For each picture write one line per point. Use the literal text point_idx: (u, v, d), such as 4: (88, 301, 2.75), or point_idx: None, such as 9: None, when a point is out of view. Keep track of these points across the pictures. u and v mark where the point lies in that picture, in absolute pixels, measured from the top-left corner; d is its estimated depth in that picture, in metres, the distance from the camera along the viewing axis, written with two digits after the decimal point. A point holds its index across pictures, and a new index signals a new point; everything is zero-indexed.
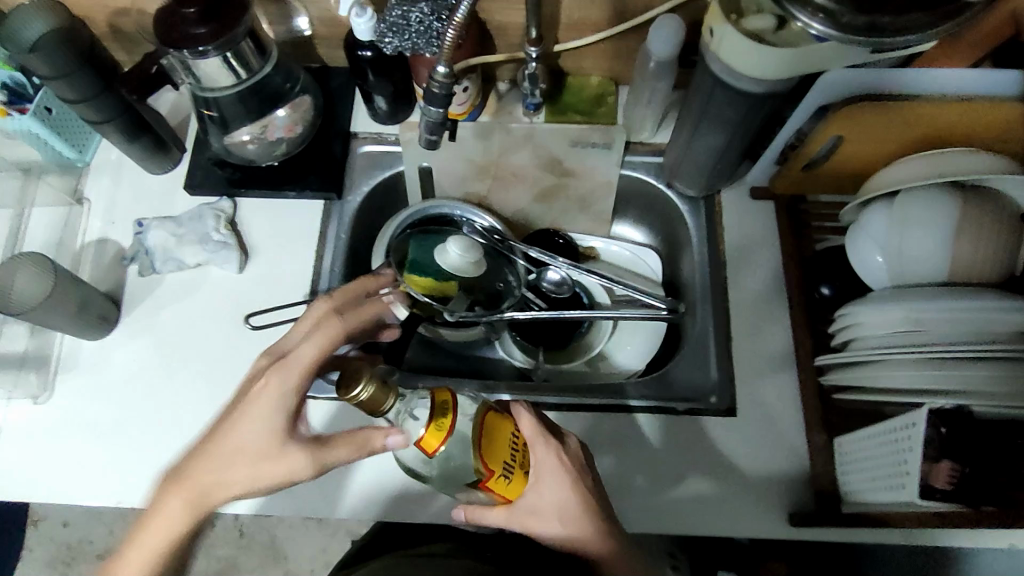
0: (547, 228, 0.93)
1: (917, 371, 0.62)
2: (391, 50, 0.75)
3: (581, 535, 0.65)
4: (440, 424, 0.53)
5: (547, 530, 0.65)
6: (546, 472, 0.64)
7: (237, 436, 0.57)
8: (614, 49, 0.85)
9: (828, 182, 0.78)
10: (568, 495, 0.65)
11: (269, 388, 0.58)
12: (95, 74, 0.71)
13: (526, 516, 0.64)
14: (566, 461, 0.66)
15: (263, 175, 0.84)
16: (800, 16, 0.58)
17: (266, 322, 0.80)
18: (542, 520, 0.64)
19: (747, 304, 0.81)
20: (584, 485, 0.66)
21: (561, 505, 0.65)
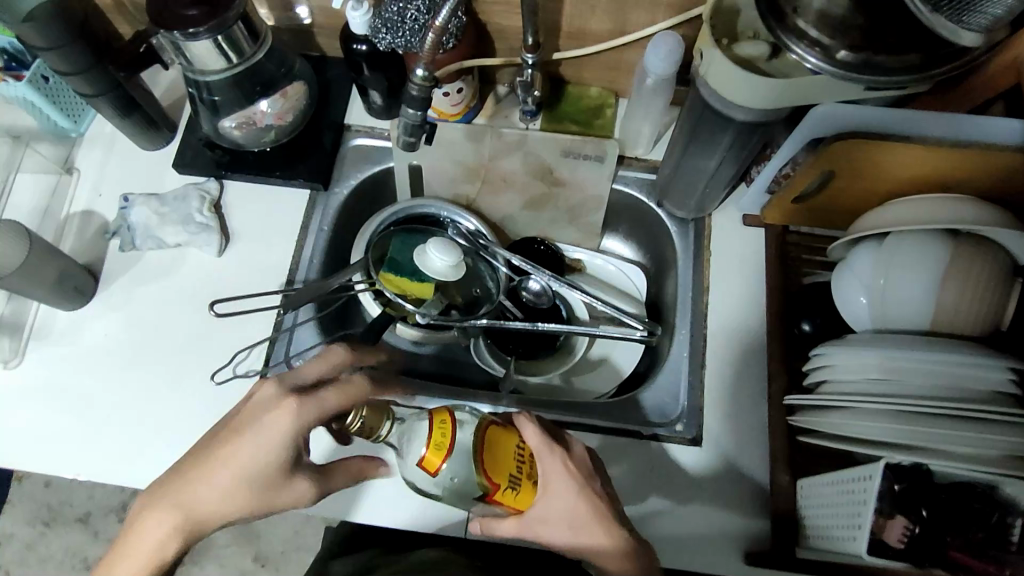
0: (531, 237, 0.92)
1: (882, 423, 0.60)
2: (385, 46, 0.74)
3: (597, 547, 0.63)
4: (439, 443, 0.59)
5: (559, 539, 0.64)
6: (552, 480, 0.63)
7: (231, 472, 0.59)
8: (616, 62, 0.83)
9: (817, 215, 0.76)
10: (578, 502, 0.63)
11: (277, 433, 0.58)
12: (86, 47, 0.71)
13: (537, 524, 0.64)
14: (574, 468, 0.64)
15: (251, 160, 0.84)
16: (790, 47, 0.56)
17: (229, 311, 0.80)
18: (553, 528, 0.63)
19: (726, 332, 0.80)
20: (595, 494, 0.64)
21: (572, 514, 0.63)
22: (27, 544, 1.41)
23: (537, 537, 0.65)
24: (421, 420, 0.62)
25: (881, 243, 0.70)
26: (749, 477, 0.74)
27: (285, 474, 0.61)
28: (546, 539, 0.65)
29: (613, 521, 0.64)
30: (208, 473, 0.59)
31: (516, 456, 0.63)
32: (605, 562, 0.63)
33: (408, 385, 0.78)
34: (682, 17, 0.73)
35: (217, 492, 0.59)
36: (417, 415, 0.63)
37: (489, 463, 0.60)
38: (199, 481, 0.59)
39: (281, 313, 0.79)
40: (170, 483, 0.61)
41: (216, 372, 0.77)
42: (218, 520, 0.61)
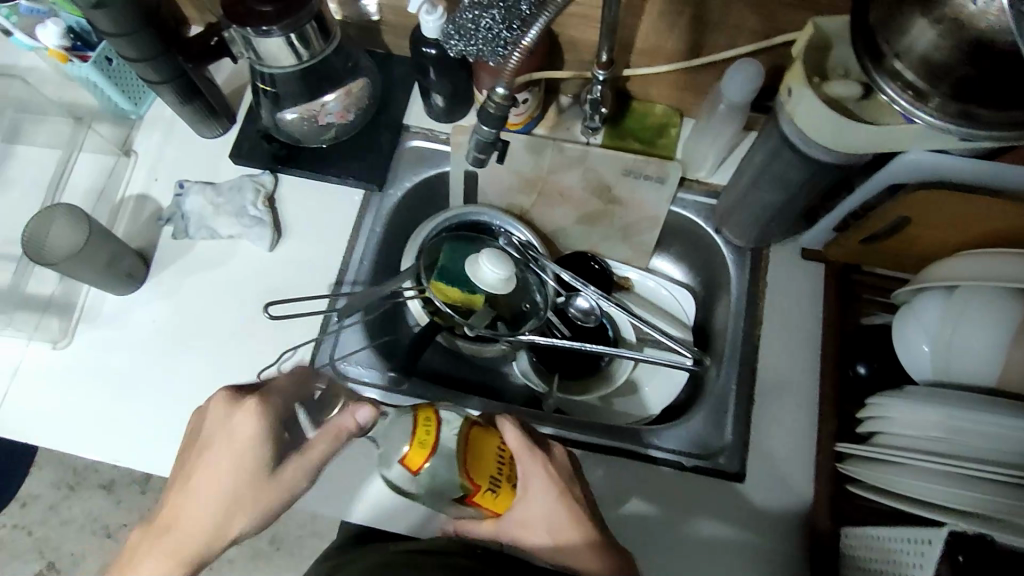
0: (583, 251, 0.90)
1: (939, 484, 0.59)
2: (455, 53, 0.73)
3: (573, 553, 0.63)
4: (423, 441, 0.59)
5: (535, 543, 0.64)
6: (531, 482, 0.64)
7: (215, 477, 0.61)
8: (685, 82, 0.81)
9: (884, 258, 0.74)
10: (556, 507, 0.63)
11: (241, 434, 0.60)
12: (155, 36, 0.69)
13: (515, 529, 0.64)
14: (553, 472, 0.65)
15: (310, 156, 0.84)
16: (886, 90, 0.53)
17: (286, 313, 0.79)
18: (531, 531, 0.63)
19: (776, 367, 0.78)
20: (573, 497, 0.65)
21: (551, 517, 0.63)
22: (51, 507, 1.43)
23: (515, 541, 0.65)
24: (405, 419, 0.63)
25: (950, 293, 0.68)
26: (791, 518, 0.72)
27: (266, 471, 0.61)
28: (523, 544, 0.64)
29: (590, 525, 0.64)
30: (194, 488, 0.61)
31: (497, 456, 0.64)
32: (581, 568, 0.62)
33: (449, 396, 0.78)
34: (762, 45, 0.71)
35: (207, 507, 0.61)
36: (403, 412, 0.64)
37: (474, 463, 0.61)
38: (185, 500, 0.62)
39: (327, 315, 0.79)
40: (173, 513, 0.62)
41: (262, 370, 0.76)
42: (212, 538, 0.61)
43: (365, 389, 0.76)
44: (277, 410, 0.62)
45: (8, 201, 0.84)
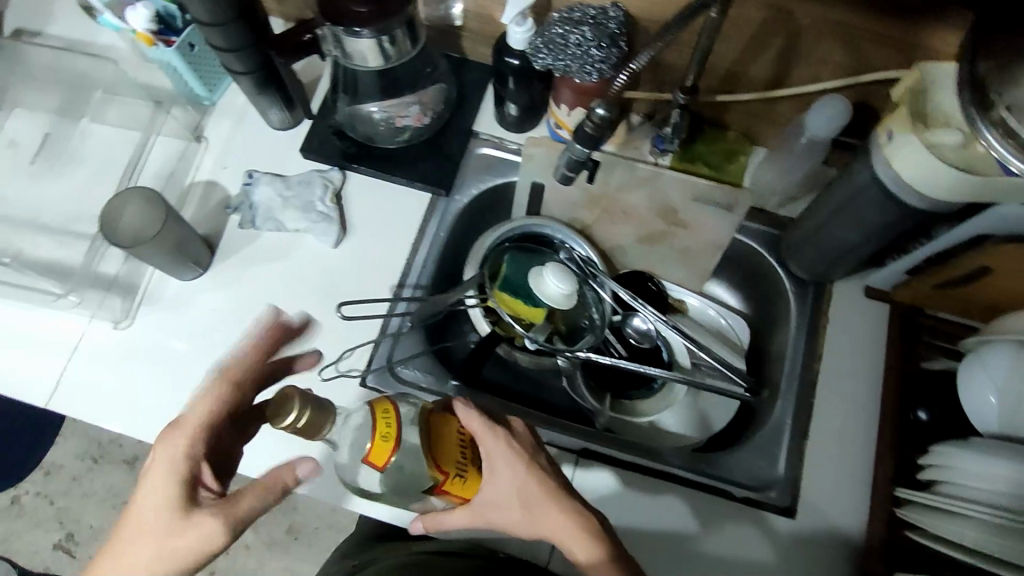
0: (640, 271, 0.91)
1: None
2: (541, 66, 0.73)
3: (554, 526, 0.63)
4: (386, 433, 0.55)
5: (508, 522, 0.63)
6: (495, 461, 0.63)
7: (134, 516, 0.54)
8: (763, 111, 0.81)
9: (954, 303, 0.74)
10: (524, 481, 0.63)
11: (159, 465, 0.54)
12: (247, 27, 0.70)
13: (487, 511, 0.63)
14: (516, 447, 0.65)
15: (379, 155, 0.84)
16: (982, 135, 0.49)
17: (359, 314, 0.79)
18: (503, 511, 0.63)
19: (833, 405, 0.77)
20: (542, 473, 0.65)
21: (520, 492, 0.63)
22: (74, 479, 1.44)
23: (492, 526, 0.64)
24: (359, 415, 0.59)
25: (1020, 347, 0.67)
26: (841, 560, 0.71)
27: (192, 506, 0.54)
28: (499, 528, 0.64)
29: (564, 495, 0.64)
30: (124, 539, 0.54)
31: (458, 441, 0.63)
32: (565, 541, 0.62)
33: (503, 408, 0.78)
34: (850, 82, 0.71)
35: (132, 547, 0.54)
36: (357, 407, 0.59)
37: (438, 450, 0.60)
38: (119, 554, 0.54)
39: (387, 318, 0.79)
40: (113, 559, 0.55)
41: (323, 368, 0.76)
42: None
43: (421, 394, 0.76)
44: (192, 435, 0.55)
45: (80, 178, 0.85)
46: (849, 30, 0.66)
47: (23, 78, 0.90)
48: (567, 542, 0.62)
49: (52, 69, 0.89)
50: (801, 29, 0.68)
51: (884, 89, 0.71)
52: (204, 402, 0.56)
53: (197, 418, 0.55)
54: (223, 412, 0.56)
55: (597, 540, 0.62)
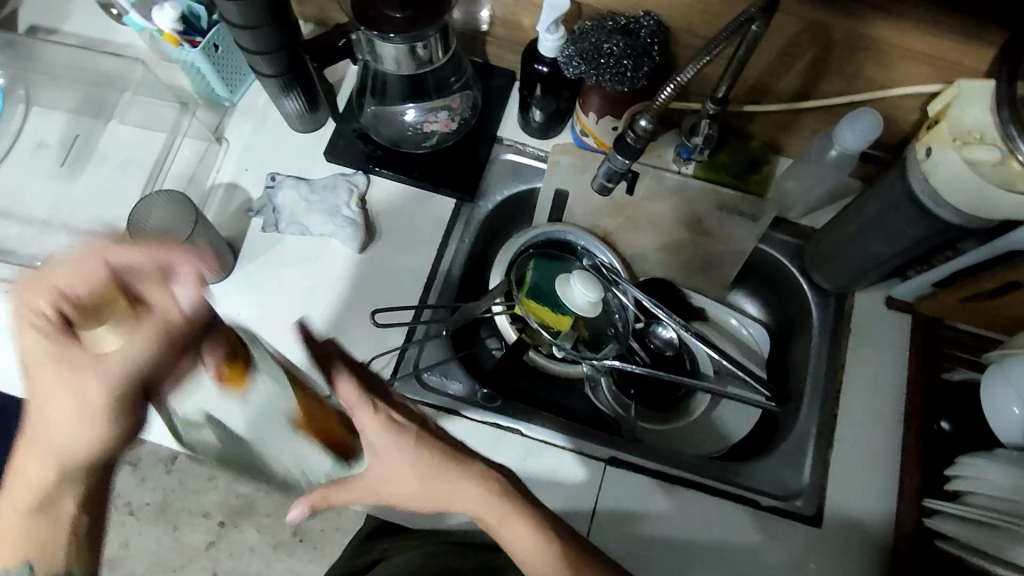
0: (662, 278, 0.89)
1: None
2: (573, 74, 0.73)
3: (469, 502, 0.57)
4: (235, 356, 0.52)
5: (419, 500, 0.58)
6: (373, 432, 0.57)
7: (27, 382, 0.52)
8: (788, 123, 0.81)
9: (977, 316, 0.74)
10: (413, 453, 0.57)
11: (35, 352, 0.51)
12: (281, 30, 0.69)
13: (381, 484, 0.58)
14: (395, 417, 0.58)
15: (402, 159, 0.83)
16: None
17: (391, 321, 0.79)
18: (402, 487, 0.58)
19: (857, 415, 0.78)
20: (443, 450, 0.59)
21: (415, 468, 0.57)
22: None
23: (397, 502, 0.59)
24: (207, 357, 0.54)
25: None
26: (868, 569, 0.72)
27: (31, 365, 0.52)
28: (408, 505, 0.59)
29: (477, 468, 0.59)
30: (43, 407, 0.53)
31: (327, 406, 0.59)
32: (480, 514, 0.57)
33: (529, 415, 0.77)
34: (879, 95, 0.71)
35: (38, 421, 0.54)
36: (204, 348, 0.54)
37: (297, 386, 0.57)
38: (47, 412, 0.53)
39: (413, 325, 0.78)
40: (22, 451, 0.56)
41: None
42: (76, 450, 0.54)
43: (449, 401, 0.76)
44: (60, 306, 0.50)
45: (101, 179, 0.84)
46: (883, 45, 0.67)
47: (39, 75, 0.89)
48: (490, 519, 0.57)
49: (72, 67, 0.88)
50: (834, 44, 0.68)
51: (913, 103, 0.72)
52: (71, 274, 0.50)
53: (57, 282, 0.50)
54: (83, 290, 0.51)
55: (529, 510, 0.57)
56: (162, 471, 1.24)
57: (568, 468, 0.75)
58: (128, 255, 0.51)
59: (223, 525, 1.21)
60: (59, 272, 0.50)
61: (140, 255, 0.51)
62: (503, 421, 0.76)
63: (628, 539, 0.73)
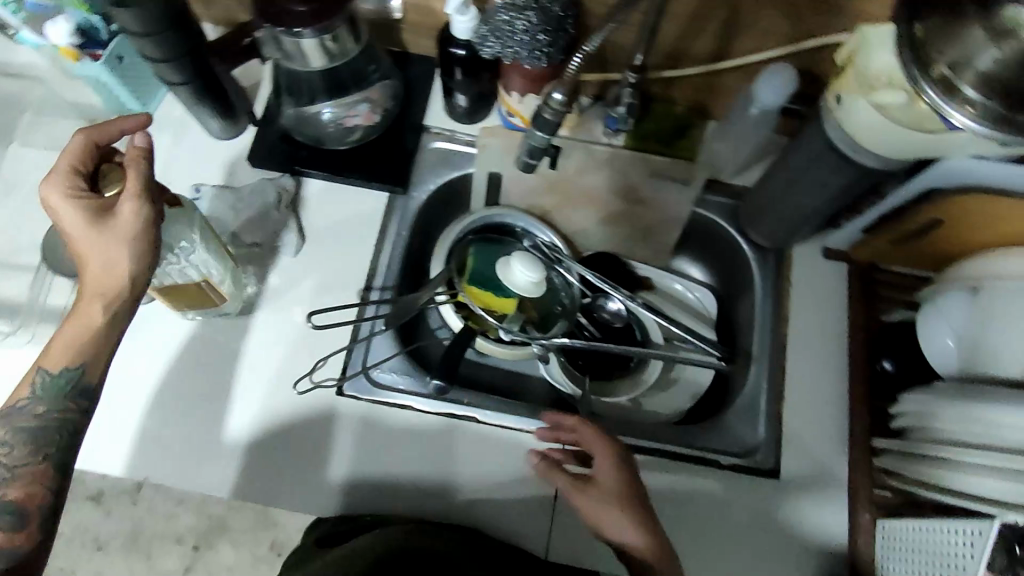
0: (606, 251, 0.90)
1: (989, 478, 0.59)
2: (489, 54, 0.72)
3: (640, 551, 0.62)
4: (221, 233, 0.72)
5: (604, 520, 0.64)
6: (599, 454, 0.66)
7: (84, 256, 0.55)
8: (709, 85, 0.82)
9: (907, 256, 0.76)
10: (621, 482, 0.65)
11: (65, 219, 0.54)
12: (182, 34, 0.66)
13: (589, 492, 0.65)
14: (620, 452, 0.67)
15: (330, 157, 0.81)
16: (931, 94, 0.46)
17: (327, 322, 0.78)
18: (604, 510, 0.64)
19: (804, 366, 0.79)
20: (639, 509, 0.64)
21: (622, 493, 0.64)
22: None
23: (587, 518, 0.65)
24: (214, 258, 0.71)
25: (974, 294, 0.69)
26: (828, 516, 0.73)
27: (74, 237, 0.54)
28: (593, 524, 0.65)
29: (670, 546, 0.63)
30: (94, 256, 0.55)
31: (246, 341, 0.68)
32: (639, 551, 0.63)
33: (483, 401, 0.77)
34: (791, 49, 0.73)
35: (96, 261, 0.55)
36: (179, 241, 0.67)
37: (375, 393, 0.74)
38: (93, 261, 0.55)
39: (357, 324, 0.77)
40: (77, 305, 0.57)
41: (298, 381, 0.75)
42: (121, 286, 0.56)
43: (402, 396, 0.76)
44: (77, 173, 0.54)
45: (14, 208, 0.80)
46: None
47: None
48: (647, 559, 0.62)
49: None
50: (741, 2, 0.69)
51: (825, 54, 0.73)
52: (68, 152, 0.54)
53: (66, 166, 0.54)
54: (85, 163, 0.55)
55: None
56: None
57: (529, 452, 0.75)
58: (110, 133, 0.56)
59: None
60: (66, 157, 0.54)
61: (113, 130, 0.56)
62: (457, 409, 0.76)
63: None
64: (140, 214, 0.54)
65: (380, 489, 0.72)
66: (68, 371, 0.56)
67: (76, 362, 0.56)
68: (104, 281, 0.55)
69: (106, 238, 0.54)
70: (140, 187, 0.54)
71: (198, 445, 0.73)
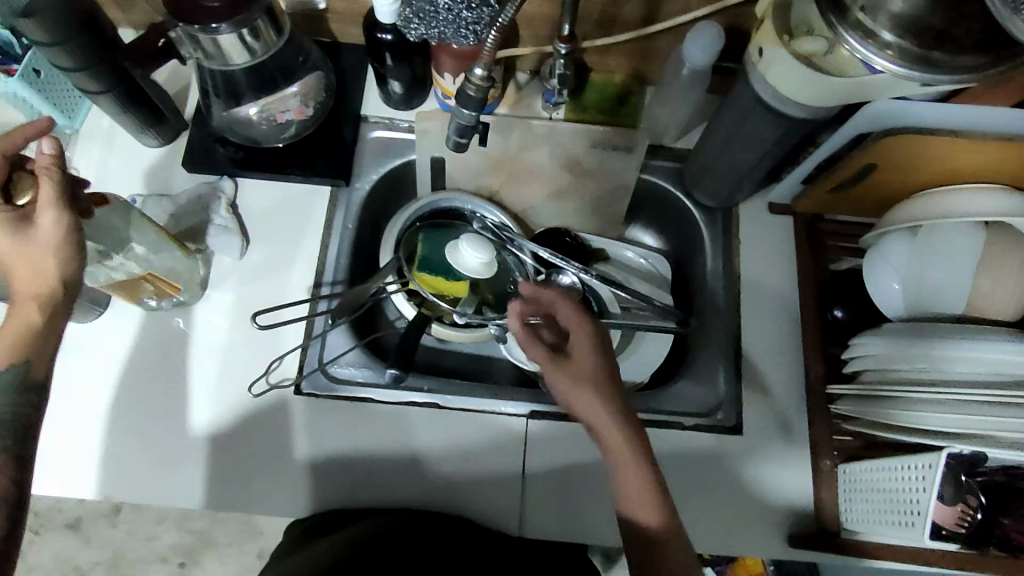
0: (557, 228, 0.88)
1: (936, 411, 0.61)
2: (415, 37, 0.71)
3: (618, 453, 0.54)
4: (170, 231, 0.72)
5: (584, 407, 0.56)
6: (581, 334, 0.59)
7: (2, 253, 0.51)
8: (643, 50, 0.82)
9: (850, 204, 0.77)
10: (604, 368, 0.57)
11: None
12: (94, 40, 0.64)
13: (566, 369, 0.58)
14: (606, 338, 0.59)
15: (266, 156, 0.80)
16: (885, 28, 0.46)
17: (272, 322, 0.77)
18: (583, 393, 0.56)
19: (758, 321, 0.80)
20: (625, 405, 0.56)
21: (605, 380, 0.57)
22: None
23: (560, 397, 0.58)
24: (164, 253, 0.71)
25: (914, 234, 0.71)
26: (791, 465, 0.75)
27: None
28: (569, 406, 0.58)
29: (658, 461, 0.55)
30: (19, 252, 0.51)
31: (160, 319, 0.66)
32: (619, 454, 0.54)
33: (445, 386, 0.77)
34: (718, 6, 0.73)
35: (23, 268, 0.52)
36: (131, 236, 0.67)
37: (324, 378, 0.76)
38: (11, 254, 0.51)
39: (310, 319, 0.77)
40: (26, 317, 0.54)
41: (253, 384, 0.74)
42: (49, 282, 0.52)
43: (361, 389, 0.75)
44: None
45: None
46: None
47: None
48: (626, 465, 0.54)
49: None
50: None
51: (751, 9, 0.73)
52: None
53: None
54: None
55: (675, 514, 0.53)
56: (106, 525, 1.18)
57: (493, 431, 0.75)
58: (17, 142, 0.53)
59: (183, 566, 1.16)
60: None
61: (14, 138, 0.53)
62: (421, 397, 0.76)
63: (565, 486, 0.74)
64: (59, 222, 0.52)
65: (350, 484, 0.72)
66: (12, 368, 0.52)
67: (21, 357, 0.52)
68: (35, 284, 0.52)
69: (27, 246, 0.51)
70: (57, 199, 0.52)
71: (158, 459, 0.72)
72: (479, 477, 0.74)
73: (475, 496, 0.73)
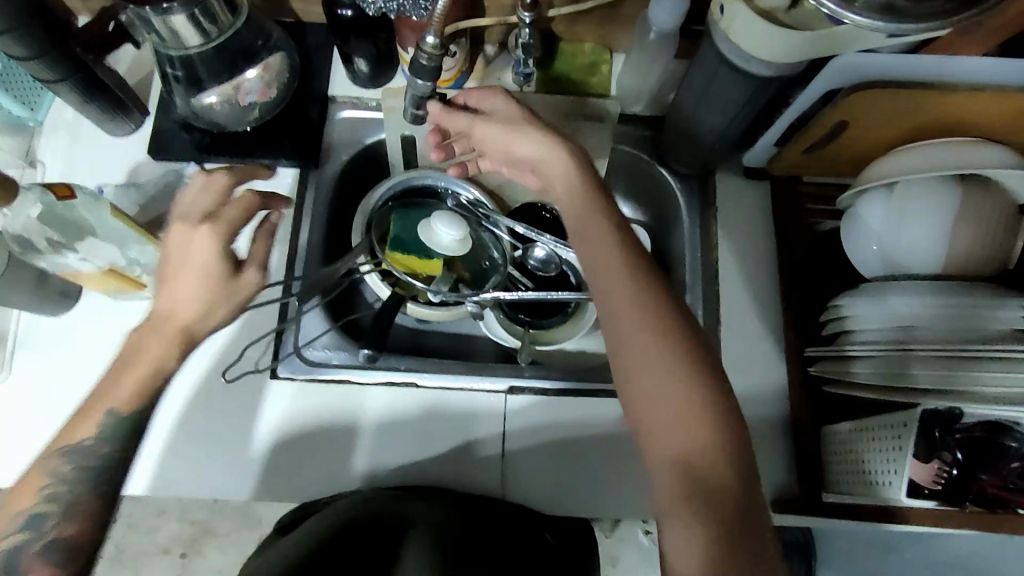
0: (532, 202, 0.87)
1: (927, 369, 0.59)
2: (374, 11, 0.69)
3: (635, 363, 0.51)
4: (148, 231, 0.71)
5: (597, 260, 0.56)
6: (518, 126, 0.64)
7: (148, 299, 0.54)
8: (612, 16, 0.80)
9: (825, 164, 0.76)
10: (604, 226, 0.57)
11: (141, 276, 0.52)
12: (44, 27, 0.63)
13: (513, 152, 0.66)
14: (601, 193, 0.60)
15: (232, 139, 0.78)
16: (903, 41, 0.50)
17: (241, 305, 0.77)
18: (589, 243, 0.57)
19: (736, 288, 0.79)
20: (640, 271, 0.54)
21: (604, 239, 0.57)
22: None
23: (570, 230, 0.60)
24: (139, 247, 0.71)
25: (891, 191, 0.69)
26: (771, 429, 0.75)
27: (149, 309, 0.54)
28: (590, 276, 0.56)
29: (702, 377, 0.50)
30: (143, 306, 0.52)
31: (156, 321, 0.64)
32: (627, 325, 0.52)
33: (423, 365, 0.77)
34: None
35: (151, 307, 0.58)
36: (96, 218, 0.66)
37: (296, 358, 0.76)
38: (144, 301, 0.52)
39: (284, 302, 0.77)
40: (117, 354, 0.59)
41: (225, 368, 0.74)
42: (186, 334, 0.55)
43: (335, 371, 0.76)
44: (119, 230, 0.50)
45: None
46: None
47: None
48: (628, 324, 0.52)
49: None
50: None
51: None
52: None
53: None
54: None
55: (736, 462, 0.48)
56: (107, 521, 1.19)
57: (471, 407, 0.76)
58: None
59: (184, 556, 1.17)
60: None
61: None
62: (398, 376, 0.76)
63: (546, 461, 0.75)
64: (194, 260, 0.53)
65: (336, 470, 0.73)
66: (134, 414, 0.57)
67: (138, 407, 0.57)
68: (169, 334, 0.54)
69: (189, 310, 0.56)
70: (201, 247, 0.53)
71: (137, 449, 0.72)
72: (461, 453, 0.75)
73: (456, 470, 0.74)
